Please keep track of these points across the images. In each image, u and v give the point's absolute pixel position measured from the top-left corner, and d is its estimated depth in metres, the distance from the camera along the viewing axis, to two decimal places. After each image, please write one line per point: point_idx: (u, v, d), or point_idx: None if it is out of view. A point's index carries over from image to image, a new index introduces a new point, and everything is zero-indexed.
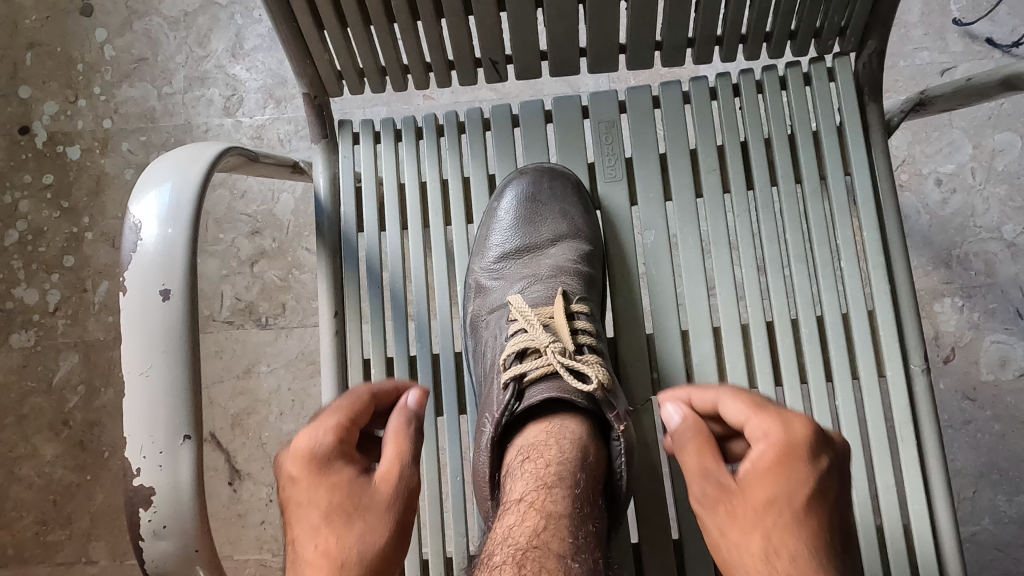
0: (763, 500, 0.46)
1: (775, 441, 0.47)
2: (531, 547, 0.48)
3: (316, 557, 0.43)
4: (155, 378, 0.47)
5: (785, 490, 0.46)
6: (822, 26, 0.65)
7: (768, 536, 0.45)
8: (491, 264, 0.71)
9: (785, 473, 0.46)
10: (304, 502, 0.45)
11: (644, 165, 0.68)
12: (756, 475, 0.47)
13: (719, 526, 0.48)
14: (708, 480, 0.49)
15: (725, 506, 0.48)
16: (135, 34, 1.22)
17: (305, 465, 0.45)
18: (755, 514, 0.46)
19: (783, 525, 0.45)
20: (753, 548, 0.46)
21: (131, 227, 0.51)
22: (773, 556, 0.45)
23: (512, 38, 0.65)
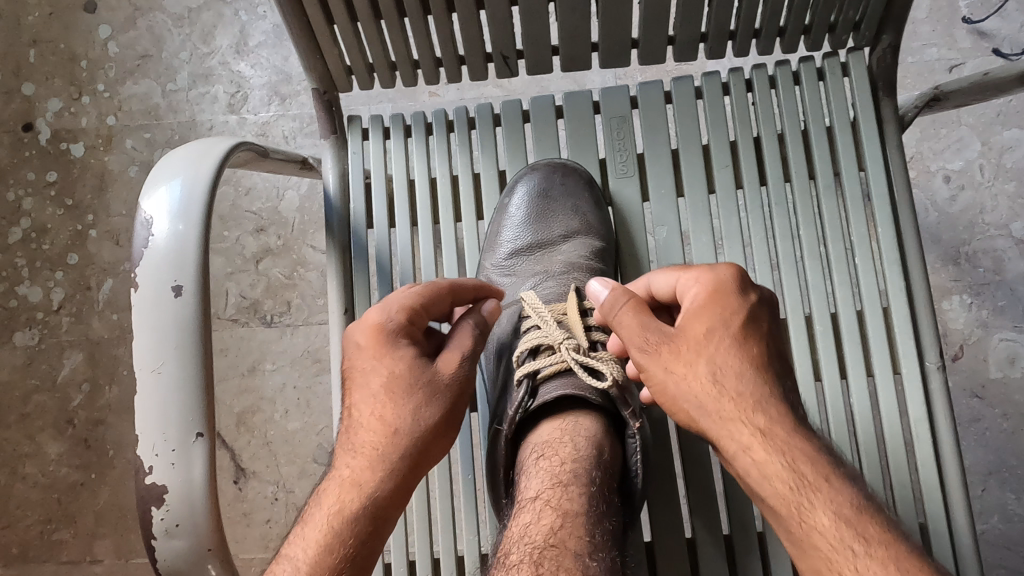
0: (703, 331, 0.51)
1: (707, 283, 0.52)
2: (548, 547, 0.48)
3: (371, 416, 0.52)
4: (167, 375, 0.47)
5: (722, 327, 0.51)
6: (837, 21, 0.64)
7: (715, 364, 0.50)
8: (502, 260, 0.70)
9: (720, 305, 0.51)
10: (371, 371, 0.53)
11: (656, 161, 0.68)
12: (694, 315, 0.52)
13: (664, 366, 0.51)
14: (650, 330, 0.52)
15: (669, 346, 0.51)
16: (139, 31, 1.21)
17: (375, 336, 0.53)
18: (698, 347, 0.51)
19: (722, 350, 0.50)
20: (700, 376, 0.50)
21: (143, 222, 0.50)
22: (718, 376, 0.50)
23: (523, 33, 0.64)
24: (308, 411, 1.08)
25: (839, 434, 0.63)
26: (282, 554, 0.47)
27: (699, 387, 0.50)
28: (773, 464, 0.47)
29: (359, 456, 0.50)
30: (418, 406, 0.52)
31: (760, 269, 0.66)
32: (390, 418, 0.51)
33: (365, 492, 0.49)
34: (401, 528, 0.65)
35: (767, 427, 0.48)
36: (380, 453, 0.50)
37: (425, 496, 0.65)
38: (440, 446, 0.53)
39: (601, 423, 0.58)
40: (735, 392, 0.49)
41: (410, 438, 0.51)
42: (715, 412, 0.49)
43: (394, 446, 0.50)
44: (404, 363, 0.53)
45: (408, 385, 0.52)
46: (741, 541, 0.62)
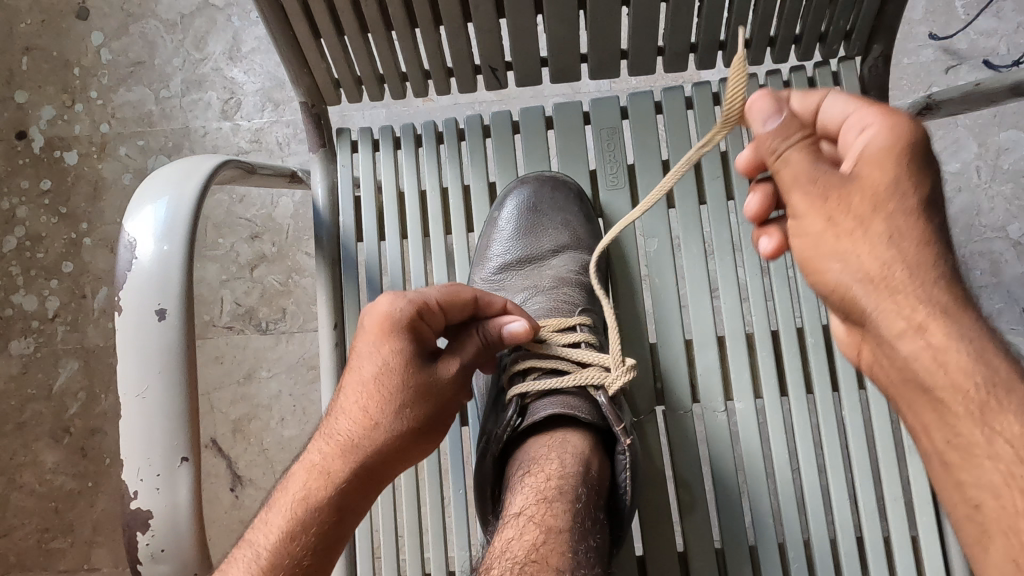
0: (884, 182, 0.40)
1: (893, 131, 0.40)
2: (530, 562, 0.47)
3: (353, 410, 0.52)
4: (151, 399, 0.46)
5: (910, 183, 0.39)
6: (827, 30, 0.63)
7: (890, 231, 0.40)
8: (491, 274, 0.71)
9: (900, 160, 0.39)
10: (367, 359, 0.53)
11: (647, 172, 0.67)
12: (869, 159, 0.40)
13: (828, 217, 0.41)
14: (818, 166, 0.41)
15: (839, 200, 0.41)
16: (132, 38, 1.21)
17: (382, 323, 0.53)
18: (876, 204, 0.40)
19: (895, 194, 0.40)
20: (871, 240, 0.40)
21: (127, 244, 0.50)
22: (898, 242, 0.40)
23: (512, 46, 0.64)
24: (304, 418, 1.08)
25: (832, 446, 0.63)
26: (246, 538, 0.48)
27: (869, 251, 0.40)
28: (951, 352, 0.39)
29: (331, 446, 0.51)
30: (400, 404, 0.53)
31: (752, 279, 0.65)
32: (369, 411, 0.52)
33: (332, 482, 0.49)
34: (392, 544, 0.64)
35: (948, 305, 0.39)
36: (349, 446, 0.51)
37: (416, 510, 0.65)
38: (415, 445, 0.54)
39: (589, 439, 0.58)
40: (914, 261, 0.40)
41: (387, 434, 0.52)
42: (881, 280, 0.40)
43: (370, 441, 0.51)
44: (398, 356, 0.53)
45: (397, 381, 0.53)
46: (733, 554, 0.62)
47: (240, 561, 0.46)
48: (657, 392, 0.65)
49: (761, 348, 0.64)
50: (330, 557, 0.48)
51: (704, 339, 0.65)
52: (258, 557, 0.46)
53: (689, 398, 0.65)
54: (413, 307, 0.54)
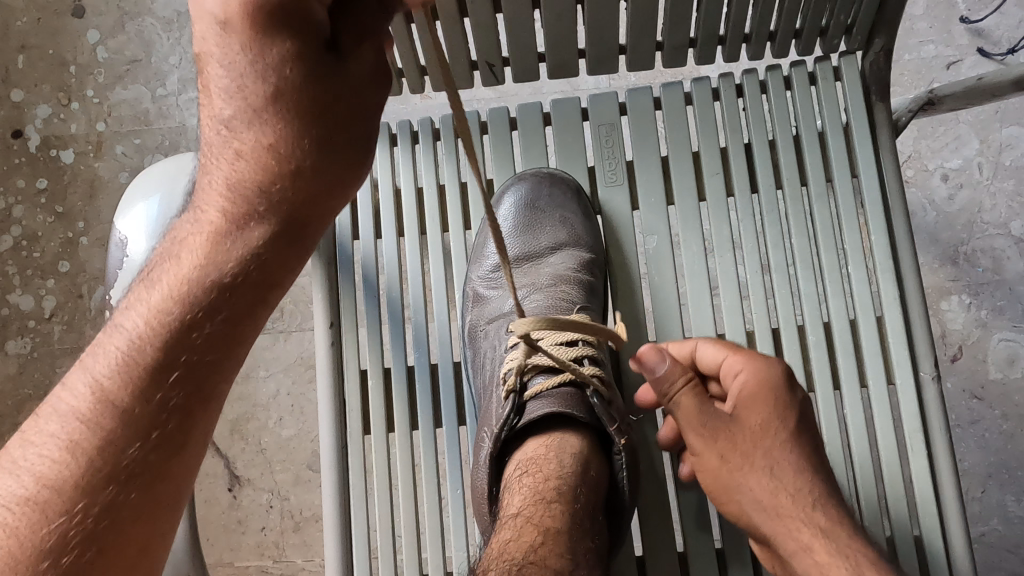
0: (760, 423, 0.55)
1: (762, 374, 0.56)
2: (528, 563, 0.47)
3: (242, 144, 0.37)
4: None
5: (778, 422, 0.55)
6: (828, 25, 0.63)
7: (771, 460, 0.55)
8: (487, 273, 0.70)
9: (768, 401, 0.55)
10: (236, 65, 0.35)
11: (646, 168, 0.67)
12: (747, 402, 0.56)
13: (720, 453, 0.56)
14: (706, 410, 0.57)
15: (725, 437, 0.56)
16: (128, 35, 1.20)
17: (240, 9, 0.34)
18: (755, 441, 0.55)
19: (765, 433, 0.55)
20: (756, 470, 0.55)
21: (119, 243, 0.50)
22: (777, 471, 0.54)
23: (509, 41, 0.63)
24: (302, 418, 1.07)
25: (833, 445, 0.62)
26: (118, 319, 0.37)
27: (758, 478, 0.55)
28: (836, 565, 0.51)
29: (222, 196, 0.38)
30: (304, 129, 0.36)
31: (752, 277, 0.65)
32: (263, 147, 0.37)
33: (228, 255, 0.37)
34: (389, 544, 0.63)
35: (827, 526, 0.53)
36: (241, 198, 0.37)
37: (413, 510, 0.64)
38: (333, 184, 0.38)
39: (588, 439, 0.57)
40: (793, 485, 0.54)
41: (297, 182, 0.37)
42: (774, 506, 0.54)
43: (277, 192, 0.37)
44: (285, 60, 0.35)
45: (293, 99, 0.36)
46: (734, 554, 0.62)
47: (113, 350, 0.36)
48: None
49: (762, 346, 0.63)
50: (235, 342, 0.38)
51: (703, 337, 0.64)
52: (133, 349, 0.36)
53: None
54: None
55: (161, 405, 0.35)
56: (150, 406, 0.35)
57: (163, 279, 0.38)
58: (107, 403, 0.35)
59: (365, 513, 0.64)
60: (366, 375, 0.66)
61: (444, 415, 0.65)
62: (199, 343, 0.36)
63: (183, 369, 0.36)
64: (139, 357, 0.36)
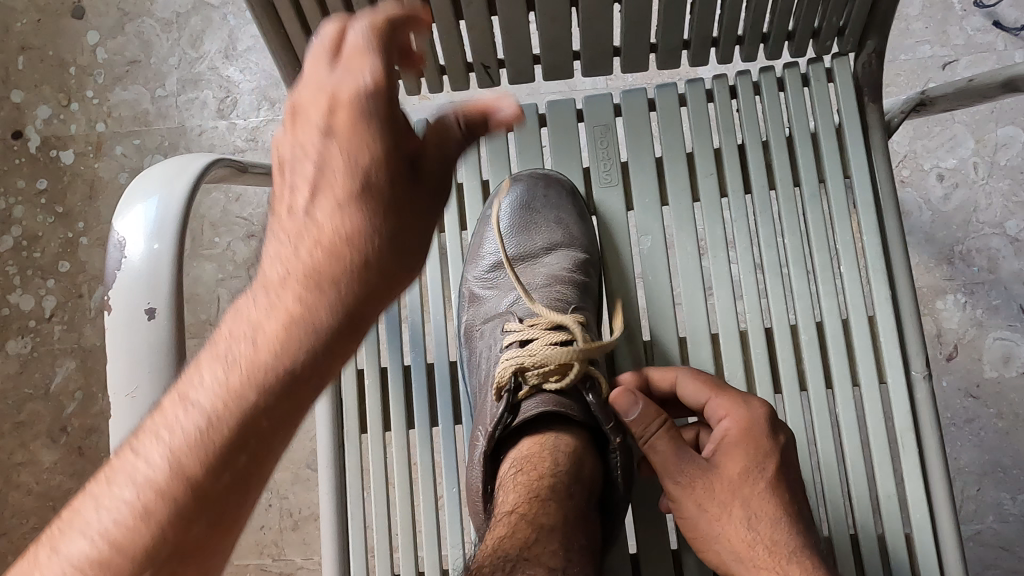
0: (736, 472, 0.56)
1: (741, 422, 0.56)
2: (522, 559, 0.47)
3: (324, 232, 0.39)
4: (141, 400, 0.46)
5: (755, 471, 0.55)
6: (821, 26, 0.63)
7: (746, 508, 0.55)
8: (483, 273, 0.70)
9: (747, 449, 0.56)
10: (337, 156, 0.40)
11: (640, 169, 0.67)
12: (724, 450, 0.56)
13: (696, 500, 0.56)
14: (683, 456, 0.56)
15: (702, 484, 0.56)
16: (127, 36, 1.21)
17: (347, 119, 0.39)
18: (734, 488, 0.56)
19: (742, 481, 0.56)
20: (732, 518, 0.55)
21: (116, 243, 0.50)
22: (752, 519, 0.55)
23: (504, 43, 0.64)
24: None
25: (825, 444, 0.62)
26: (184, 398, 0.36)
27: (733, 526, 0.55)
28: None
29: (298, 278, 0.38)
30: (384, 221, 0.39)
31: (745, 277, 0.65)
32: (345, 233, 0.39)
33: (306, 329, 0.37)
34: (385, 542, 0.64)
35: None
36: (322, 279, 0.38)
37: (409, 508, 0.65)
38: (405, 271, 0.40)
39: (580, 436, 0.58)
40: (767, 530, 0.55)
41: (371, 273, 0.39)
42: (748, 555, 0.55)
43: (352, 280, 0.38)
44: (379, 147, 0.39)
45: (383, 182, 0.40)
46: None
47: (179, 425, 0.35)
48: None
49: (755, 346, 0.64)
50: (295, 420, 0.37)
51: (697, 336, 0.65)
52: (205, 425, 0.35)
53: None
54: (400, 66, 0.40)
55: (229, 484, 0.35)
56: (215, 482, 0.35)
57: (226, 354, 0.37)
58: (184, 477, 0.34)
59: (361, 511, 0.64)
60: (363, 374, 0.67)
61: (440, 414, 0.65)
62: (269, 423, 0.36)
63: (252, 450, 0.36)
64: (215, 434, 0.35)
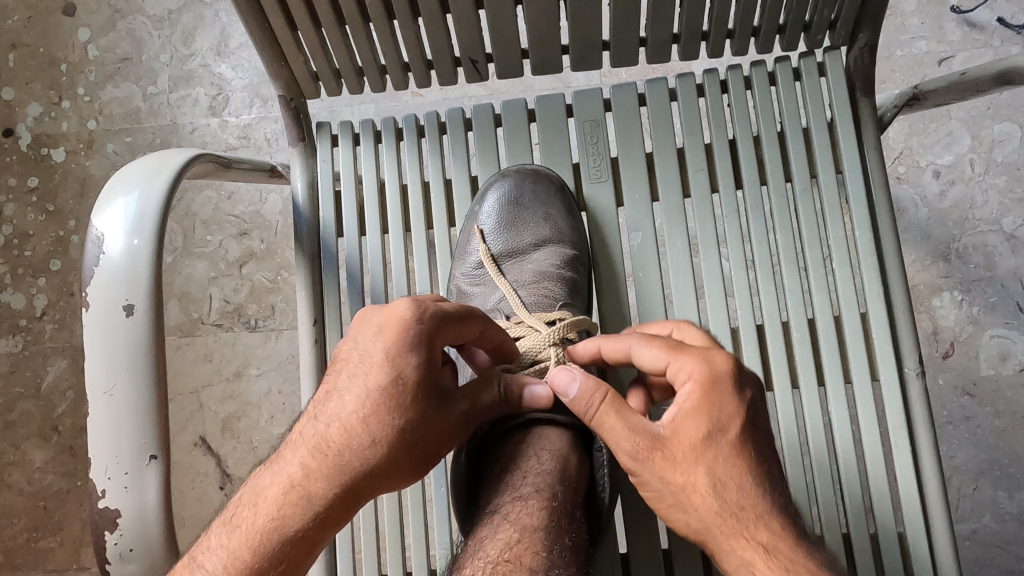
0: (699, 437, 0.46)
1: (700, 378, 0.47)
2: (502, 561, 0.47)
3: (345, 413, 0.46)
4: (119, 397, 0.46)
5: (721, 432, 0.47)
6: (812, 20, 0.62)
7: (712, 475, 0.46)
8: (471, 270, 0.69)
9: (712, 408, 0.46)
10: (374, 365, 0.46)
11: (630, 165, 0.66)
12: (686, 414, 0.47)
13: (658, 475, 0.47)
14: (638, 428, 0.47)
15: (662, 455, 0.47)
16: (119, 34, 1.20)
17: (394, 333, 0.46)
18: (698, 457, 0.46)
19: (706, 449, 0.46)
20: (699, 492, 0.46)
21: (94, 239, 0.49)
22: (721, 490, 0.46)
23: (492, 36, 0.63)
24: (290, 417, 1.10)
25: (818, 443, 0.62)
26: (199, 554, 0.44)
27: (700, 498, 0.46)
28: None
29: (314, 454, 0.45)
30: (397, 420, 0.46)
31: (736, 274, 0.64)
32: (362, 419, 0.46)
33: (309, 506, 0.44)
34: (373, 542, 0.63)
35: (770, 542, 0.45)
36: (332, 462, 0.45)
37: (397, 508, 0.64)
38: (405, 471, 0.48)
39: (567, 432, 0.57)
40: (738, 500, 0.46)
41: (374, 455, 0.46)
42: (720, 526, 0.46)
43: (358, 459, 0.45)
44: (413, 373, 0.47)
45: (412, 393, 0.47)
46: None
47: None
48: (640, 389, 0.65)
49: (746, 342, 0.63)
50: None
51: None
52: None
53: None
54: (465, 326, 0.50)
55: None
56: None
57: (241, 521, 0.44)
58: None
59: None
60: None
61: None
62: None
63: None
64: None
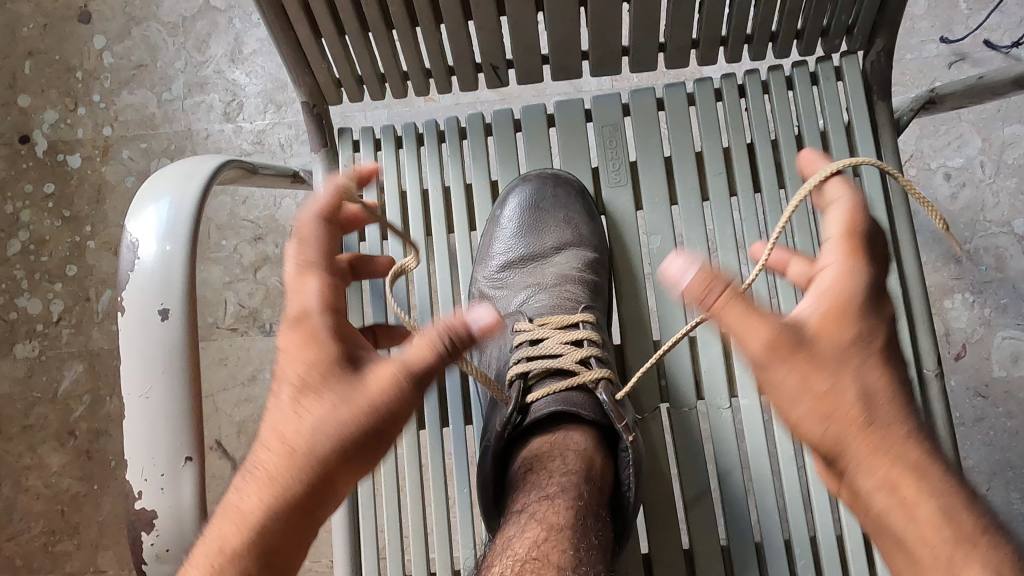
0: (844, 336, 0.38)
1: (834, 277, 0.40)
2: (530, 560, 0.47)
3: (266, 430, 0.43)
4: (155, 399, 0.46)
5: (863, 335, 0.39)
6: (829, 25, 0.63)
7: (860, 382, 0.38)
8: (493, 272, 0.70)
9: (847, 308, 0.39)
10: (289, 375, 0.43)
11: (649, 169, 0.67)
12: (823, 309, 0.39)
13: (792, 365, 0.38)
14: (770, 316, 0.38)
15: (792, 344, 0.38)
16: (133, 40, 1.21)
17: (295, 322, 0.45)
18: (838, 344, 0.38)
19: (826, 348, 0.38)
20: (842, 389, 0.38)
21: (129, 244, 0.50)
22: (872, 393, 0.38)
23: (512, 42, 0.64)
24: None
25: None
26: None
27: (843, 389, 0.38)
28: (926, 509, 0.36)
29: (251, 478, 0.41)
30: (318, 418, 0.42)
31: None
32: (280, 428, 0.42)
33: (253, 522, 0.40)
34: (397, 543, 0.64)
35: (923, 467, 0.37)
36: (271, 479, 0.41)
37: (420, 510, 0.64)
38: (349, 462, 0.42)
39: (595, 433, 0.58)
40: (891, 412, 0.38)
41: (302, 458, 0.41)
42: (872, 431, 0.37)
43: (286, 466, 0.41)
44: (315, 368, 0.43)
45: (320, 384, 0.43)
46: (739, 553, 0.62)
47: None
48: (662, 390, 0.65)
49: None
50: None
51: (707, 336, 0.65)
52: None
53: (694, 395, 0.65)
54: (329, 298, 0.46)
55: None
56: None
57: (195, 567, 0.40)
58: None
59: (372, 512, 0.65)
60: None
61: (451, 415, 0.66)
62: None
63: None
64: None
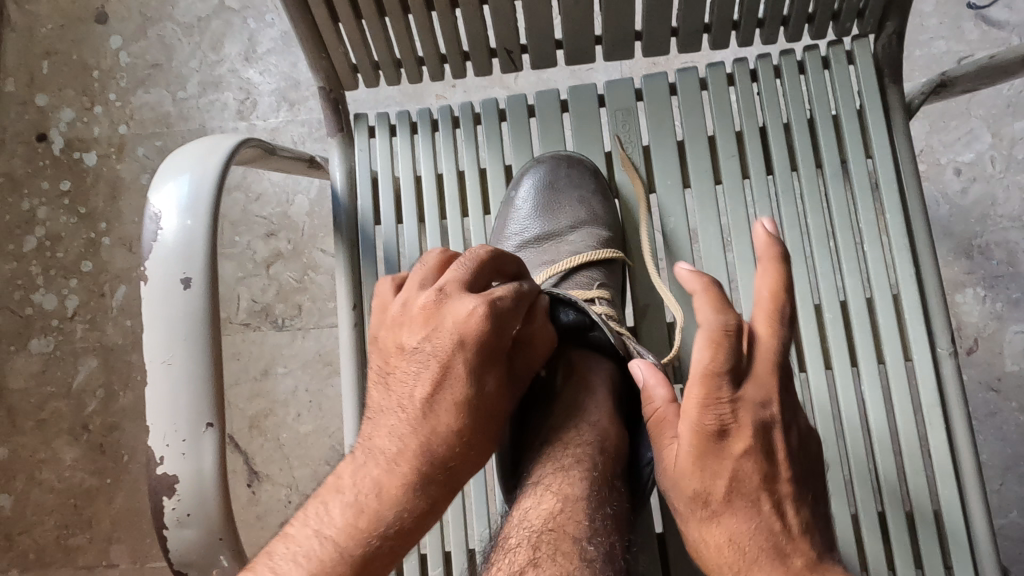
0: (690, 489, 0.47)
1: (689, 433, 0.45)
2: (547, 530, 0.48)
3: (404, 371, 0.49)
4: (177, 366, 0.47)
5: (716, 483, 0.46)
6: (840, 8, 0.64)
7: (716, 524, 0.47)
8: (510, 252, 0.72)
9: (701, 462, 0.45)
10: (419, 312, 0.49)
11: (662, 152, 0.68)
12: (681, 465, 0.47)
13: (672, 504, 0.49)
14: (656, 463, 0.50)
15: (665, 491, 0.49)
16: (149, 40, 1.23)
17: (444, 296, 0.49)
18: (686, 496, 0.47)
19: (683, 499, 0.47)
20: (702, 532, 0.48)
21: (151, 217, 0.51)
22: (727, 531, 0.47)
23: (527, 27, 0.65)
24: (321, 414, 1.12)
25: (851, 423, 0.62)
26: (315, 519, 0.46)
27: (695, 531, 0.48)
28: None
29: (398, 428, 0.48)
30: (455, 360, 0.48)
31: (768, 258, 0.66)
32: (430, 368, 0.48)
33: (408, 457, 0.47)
34: None
35: None
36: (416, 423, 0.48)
37: None
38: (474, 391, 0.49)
39: (613, 404, 0.58)
40: (744, 544, 0.46)
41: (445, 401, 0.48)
42: (727, 554, 0.47)
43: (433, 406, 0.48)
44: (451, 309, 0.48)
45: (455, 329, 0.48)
46: None
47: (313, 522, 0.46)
48: (675, 371, 0.65)
49: None
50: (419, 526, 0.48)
51: None
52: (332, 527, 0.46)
53: None
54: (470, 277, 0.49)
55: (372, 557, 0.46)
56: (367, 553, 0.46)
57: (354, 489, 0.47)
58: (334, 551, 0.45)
59: None
60: None
61: None
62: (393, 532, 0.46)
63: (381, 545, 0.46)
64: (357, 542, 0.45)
